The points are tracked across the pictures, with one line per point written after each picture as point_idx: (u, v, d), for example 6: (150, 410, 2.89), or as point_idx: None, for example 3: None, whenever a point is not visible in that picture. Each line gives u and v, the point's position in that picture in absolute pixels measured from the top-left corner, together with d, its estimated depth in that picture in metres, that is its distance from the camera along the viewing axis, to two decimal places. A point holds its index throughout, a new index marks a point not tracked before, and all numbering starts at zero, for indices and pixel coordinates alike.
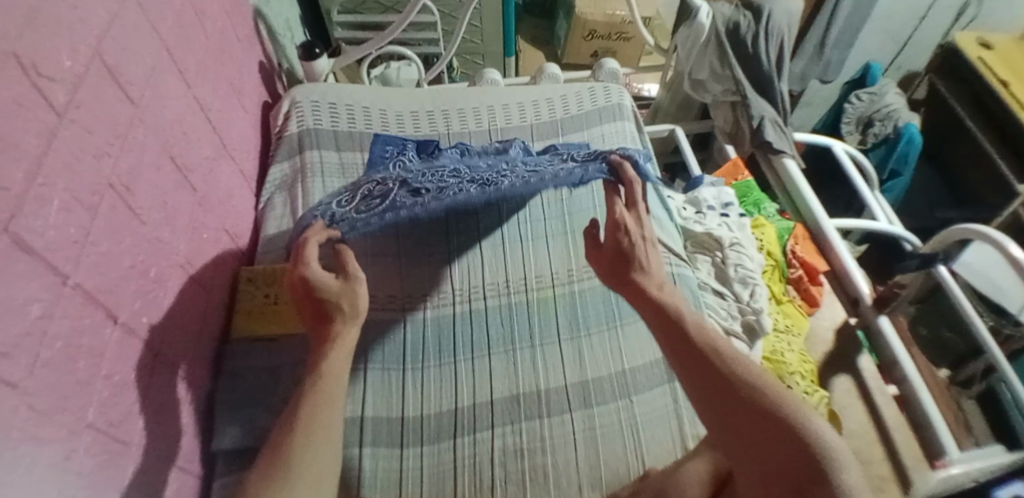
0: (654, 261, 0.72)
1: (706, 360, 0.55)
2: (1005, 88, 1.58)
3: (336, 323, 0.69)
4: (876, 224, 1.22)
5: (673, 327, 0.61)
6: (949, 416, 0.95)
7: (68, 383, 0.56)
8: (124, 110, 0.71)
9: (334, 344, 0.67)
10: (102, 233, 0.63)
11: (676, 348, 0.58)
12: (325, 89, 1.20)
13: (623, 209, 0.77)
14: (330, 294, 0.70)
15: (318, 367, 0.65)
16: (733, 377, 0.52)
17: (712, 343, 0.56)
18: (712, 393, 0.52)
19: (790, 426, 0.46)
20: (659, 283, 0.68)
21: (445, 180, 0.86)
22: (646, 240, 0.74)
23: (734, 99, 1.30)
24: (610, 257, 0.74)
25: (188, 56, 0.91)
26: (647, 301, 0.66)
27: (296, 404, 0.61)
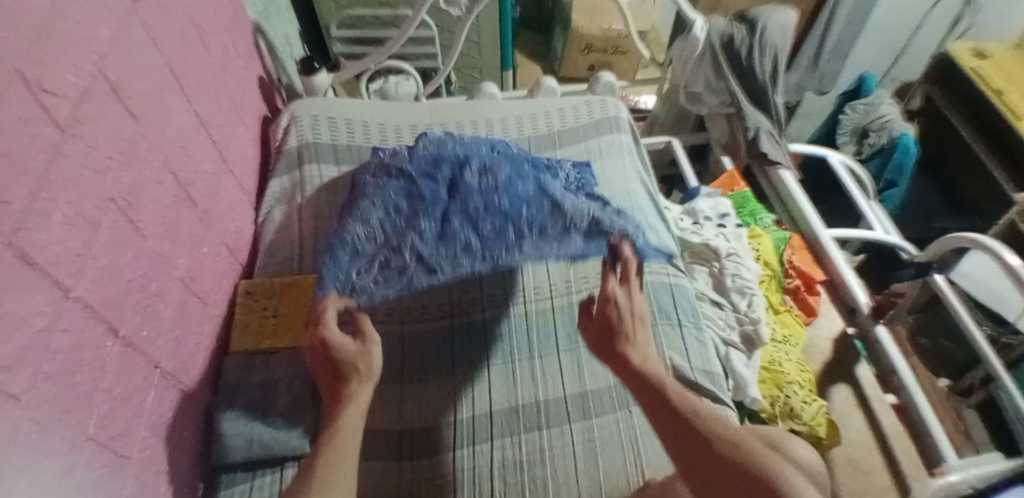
0: (642, 334, 0.73)
1: (689, 430, 0.60)
2: (1000, 97, 1.59)
3: (351, 384, 0.70)
4: (872, 234, 1.23)
5: (655, 397, 0.65)
6: (949, 425, 0.94)
7: (69, 396, 0.56)
8: (126, 125, 0.72)
9: (346, 406, 0.68)
10: (104, 246, 0.64)
11: (660, 418, 0.63)
12: (324, 103, 1.22)
13: (615, 284, 0.78)
14: (345, 355, 0.71)
15: (334, 426, 0.66)
16: (720, 442, 0.58)
17: (696, 413, 0.62)
18: (697, 463, 0.57)
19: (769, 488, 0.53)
20: (643, 355, 0.70)
21: (458, 256, 0.85)
22: (636, 316, 0.74)
23: (730, 111, 1.32)
24: (598, 328, 0.74)
25: (190, 73, 0.92)
26: (631, 375, 0.68)
27: (311, 465, 0.63)
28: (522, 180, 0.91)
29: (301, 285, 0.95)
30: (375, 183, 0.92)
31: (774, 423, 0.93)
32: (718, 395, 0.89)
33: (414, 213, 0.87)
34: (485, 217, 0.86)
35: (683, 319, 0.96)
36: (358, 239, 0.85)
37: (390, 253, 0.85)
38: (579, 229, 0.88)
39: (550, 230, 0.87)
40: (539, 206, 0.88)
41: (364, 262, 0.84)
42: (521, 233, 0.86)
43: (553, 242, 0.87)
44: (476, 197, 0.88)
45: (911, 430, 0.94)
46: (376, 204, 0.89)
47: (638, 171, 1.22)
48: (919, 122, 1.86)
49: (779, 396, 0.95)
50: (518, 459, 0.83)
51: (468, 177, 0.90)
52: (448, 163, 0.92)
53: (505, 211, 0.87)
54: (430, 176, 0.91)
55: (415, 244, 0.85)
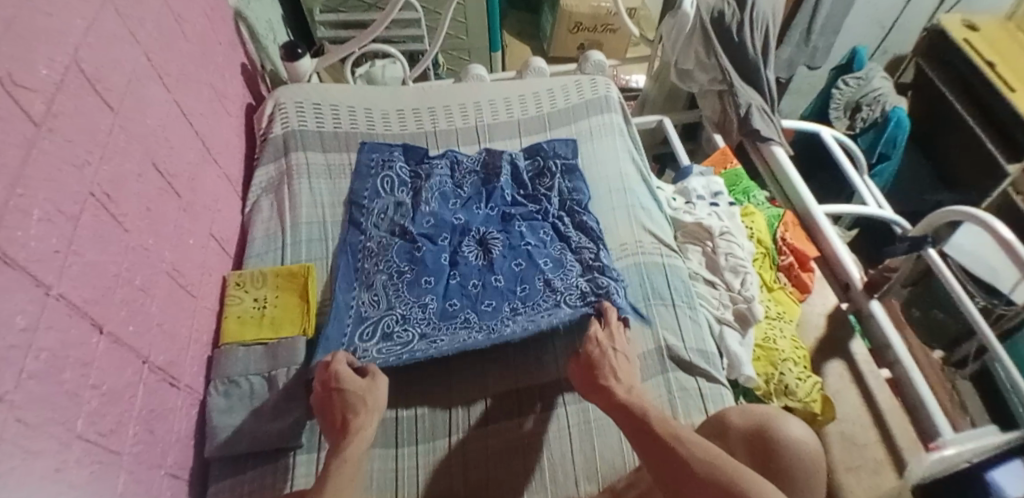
0: (623, 369, 0.79)
1: (667, 448, 0.62)
2: (990, 68, 1.59)
3: (357, 416, 0.73)
4: (865, 209, 1.22)
5: (637, 418, 0.68)
6: (943, 397, 0.93)
7: (57, 394, 0.55)
8: (103, 116, 0.70)
9: (353, 433, 0.71)
10: (86, 241, 0.63)
11: (640, 437, 0.66)
12: (309, 90, 1.19)
13: (597, 326, 0.83)
14: (354, 388, 0.76)
15: (341, 451, 0.68)
16: (695, 460, 0.60)
17: (677, 436, 0.63)
18: (675, 481, 0.60)
19: None
20: (628, 387, 0.76)
21: (456, 328, 0.89)
22: (617, 351, 0.81)
23: (721, 87, 1.30)
24: (583, 367, 0.80)
25: (169, 63, 0.90)
26: (615, 403, 0.72)
27: (324, 478, 0.64)
28: (516, 252, 0.98)
29: (294, 274, 0.95)
30: (379, 241, 0.99)
31: (769, 400, 0.93)
32: (712, 374, 0.89)
33: (416, 281, 0.94)
34: (483, 296, 0.93)
35: (676, 299, 0.97)
36: (362, 305, 0.92)
37: (393, 324, 0.89)
38: (569, 303, 0.90)
39: (542, 303, 0.91)
40: (531, 285, 0.94)
41: (366, 328, 0.89)
42: (515, 308, 0.91)
43: (545, 311, 0.90)
44: (472, 276, 0.96)
45: (905, 403, 0.94)
46: (381, 267, 0.95)
47: (630, 151, 1.20)
48: (911, 96, 1.84)
49: (774, 374, 0.94)
50: (512, 444, 0.83)
51: (466, 251, 0.99)
52: (449, 231, 1.01)
53: (501, 289, 0.94)
54: (432, 241, 0.99)
55: (417, 316, 0.90)
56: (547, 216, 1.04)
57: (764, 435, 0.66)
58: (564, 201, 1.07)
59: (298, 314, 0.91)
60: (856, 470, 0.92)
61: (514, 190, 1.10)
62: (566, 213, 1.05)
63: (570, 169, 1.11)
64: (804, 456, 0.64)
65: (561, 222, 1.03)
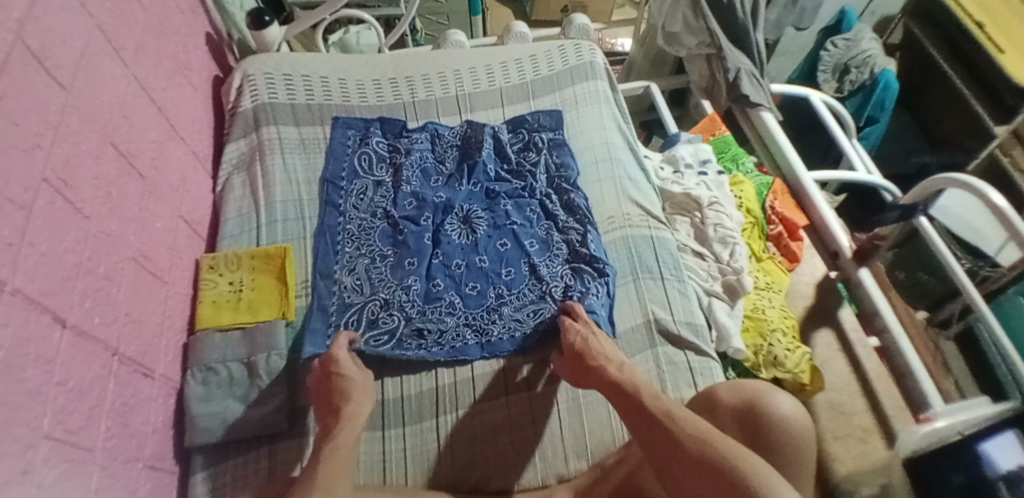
0: (609, 348, 0.78)
1: (661, 426, 0.61)
2: (979, 29, 1.55)
3: (348, 402, 0.73)
4: (854, 175, 1.20)
5: (629, 397, 0.67)
6: (929, 358, 0.93)
7: (16, 395, 0.52)
8: (54, 95, 0.65)
9: (346, 419, 0.71)
10: (42, 232, 0.59)
11: (633, 416, 0.65)
12: (278, 59, 1.13)
13: (572, 319, 0.82)
14: (349, 375, 0.76)
15: (331, 437, 0.69)
16: (687, 439, 0.58)
17: (668, 414, 0.62)
18: (666, 458, 0.59)
19: (737, 481, 0.53)
20: (619, 365, 0.74)
21: (443, 318, 0.87)
22: (597, 333, 0.80)
23: (710, 51, 1.24)
24: (569, 355, 0.78)
25: (124, 34, 0.84)
26: (608, 382, 0.71)
27: (316, 466, 0.65)
28: (501, 230, 0.96)
29: (271, 255, 0.92)
30: (359, 224, 0.96)
31: (757, 372, 0.93)
32: (701, 347, 0.88)
33: (399, 263, 0.91)
34: (468, 278, 0.91)
35: (664, 272, 0.95)
36: (344, 290, 0.90)
37: (377, 309, 0.87)
38: (555, 298, 0.89)
39: (526, 295, 0.90)
40: (516, 269, 0.92)
41: (351, 317, 0.86)
42: (501, 296, 0.90)
43: (531, 307, 0.88)
44: (455, 254, 0.93)
45: (893, 369, 0.94)
46: (363, 251, 0.93)
47: (616, 119, 1.16)
48: (899, 58, 1.81)
49: (762, 345, 0.93)
50: (501, 423, 0.82)
51: (449, 228, 0.96)
52: (431, 208, 0.98)
53: (486, 271, 0.92)
54: (414, 222, 0.96)
55: (401, 299, 0.88)
56: (532, 192, 1.01)
57: (754, 411, 0.65)
58: (551, 178, 1.03)
59: (275, 297, 0.88)
60: (844, 439, 0.93)
61: (497, 165, 1.06)
62: (553, 191, 1.02)
63: (558, 144, 1.07)
64: (793, 432, 0.63)
65: (546, 200, 1.00)
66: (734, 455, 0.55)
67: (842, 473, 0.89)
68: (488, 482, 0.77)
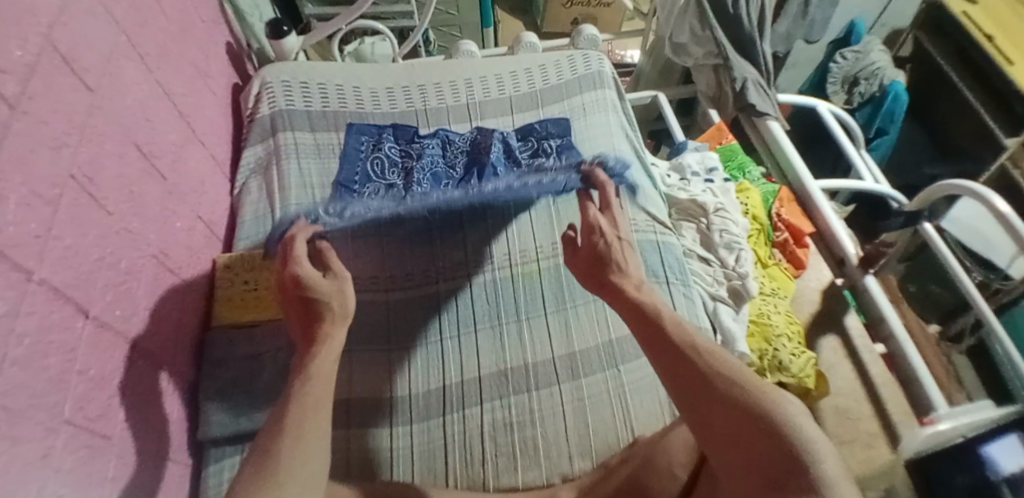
0: (632, 263, 0.70)
1: (684, 357, 0.52)
2: (990, 41, 1.56)
3: (322, 326, 0.65)
4: (861, 184, 1.20)
5: (650, 323, 0.58)
6: (938, 368, 0.93)
7: (40, 381, 0.54)
8: (80, 98, 0.68)
9: (321, 343, 0.62)
10: (66, 227, 0.61)
11: (654, 344, 0.55)
12: (295, 68, 1.17)
13: (597, 212, 0.75)
14: (321, 295, 0.67)
15: (305, 369, 0.60)
16: (718, 378, 0.49)
17: (694, 346, 0.53)
18: (690, 395, 0.50)
19: (772, 425, 0.43)
20: (637, 282, 0.66)
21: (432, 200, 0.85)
22: (622, 241, 0.72)
23: (716, 62, 1.28)
24: (588, 259, 0.72)
25: (148, 41, 0.88)
26: (625, 303, 0.63)
27: (285, 404, 0.57)
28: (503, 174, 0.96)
29: None
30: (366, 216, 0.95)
31: (763, 376, 0.93)
32: None
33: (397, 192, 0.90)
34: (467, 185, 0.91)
35: (670, 276, 0.96)
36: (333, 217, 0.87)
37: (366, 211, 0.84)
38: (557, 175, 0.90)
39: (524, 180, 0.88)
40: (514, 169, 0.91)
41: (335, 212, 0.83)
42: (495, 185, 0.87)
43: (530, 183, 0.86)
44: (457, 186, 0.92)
45: (900, 378, 0.94)
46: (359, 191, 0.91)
47: (623, 126, 1.19)
48: (909, 69, 1.80)
49: (768, 349, 0.94)
50: (508, 420, 0.83)
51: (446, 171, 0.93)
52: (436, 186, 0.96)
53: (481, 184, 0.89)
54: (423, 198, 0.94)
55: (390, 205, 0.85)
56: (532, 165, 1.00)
57: None
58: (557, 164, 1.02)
59: None
60: (849, 444, 0.92)
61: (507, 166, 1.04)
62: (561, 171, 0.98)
63: (566, 148, 1.09)
64: None
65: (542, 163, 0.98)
66: (771, 398, 0.45)
67: None
68: (494, 479, 0.79)
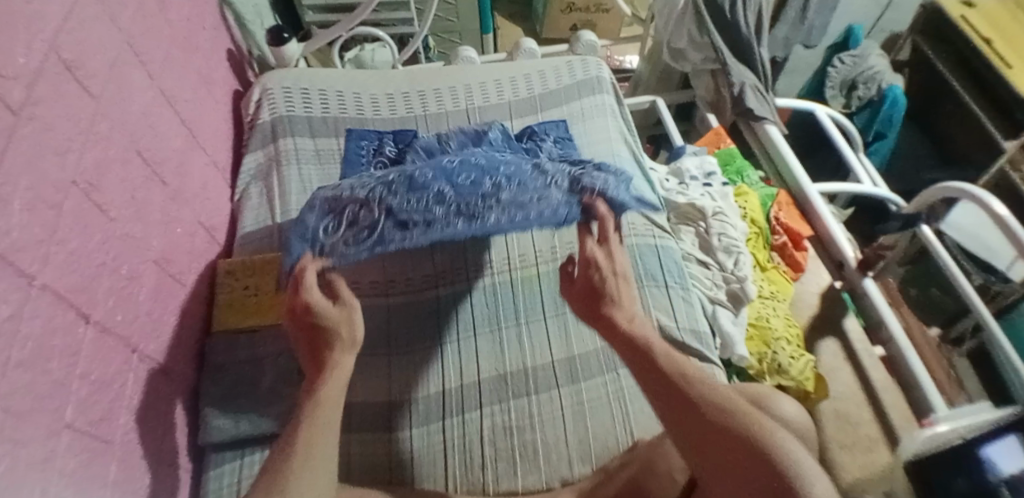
0: (628, 296, 0.68)
1: (674, 387, 0.53)
2: (987, 44, 1.56)
3: (332, 352, 0.66)
4: (860, 187, 1.20)
5: (641, 354, 0.58)
6: (939, 372, 0.93)
7: (44, 384, 0.55)
8: (85, 104, 0.69)
9: (328, 371, 0.64)
10: (70, 231, 0.62)
11: (645, 374, 0.56)
12: (296, 74, 1.18)
13: (594, 244, 0.73)
14: (328, 322, 0.67)
15: (314, 394, 0.62)
16: (705, 403, 0.50)
17: (684, 376, 0.54)
18: (681, 423, 0.50)
19: (763, 453, 0.44)
20: (630, 315, 0.65)
21: (431, 208, 0.75)
22: (619, 277, 0.70)
23: (714, 66, 1.29)
24: (582, 293, 0.71)
25: (151, 48, 0.88)
26: (618, 336, 0.62)
27: (295, 428, 0.58)
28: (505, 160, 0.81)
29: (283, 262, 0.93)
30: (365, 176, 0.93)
31: (761, 379, 0.93)
32: (705, 354, 0.89)
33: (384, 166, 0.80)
34: (461, 166, 0.78)
35: (669, 280, 0.96)
36: (325, 200, 0.80)
37: (356, 209, 0.77)
38: (561, 185, 0.82)
39: (530, 184, 0.80)
40: (519, 166, 0.81)
41: (330, 221, 0.77)
42: (501, 183, 0.78)
43: (535, 197, 0.80)
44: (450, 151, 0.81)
45: (900, 380, 0.94)
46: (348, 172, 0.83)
47: (622, 131, 1.19)
48: (906, 74, 1.81)
49: (767, 353, 0.94)
50: (504, 425, 0.83)
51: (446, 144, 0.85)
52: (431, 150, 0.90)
53: (483, 166, 0.79)
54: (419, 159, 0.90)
55: (382, 195, 0.76)
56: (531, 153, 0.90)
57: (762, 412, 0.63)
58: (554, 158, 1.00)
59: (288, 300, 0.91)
60: (849, 447, 0.94)
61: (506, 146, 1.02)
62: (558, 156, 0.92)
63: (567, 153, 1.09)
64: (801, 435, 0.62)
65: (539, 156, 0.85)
66: (761, 427, 0.46)
67: (847, 480, 0.91)
68: (492, 484, 0.79)
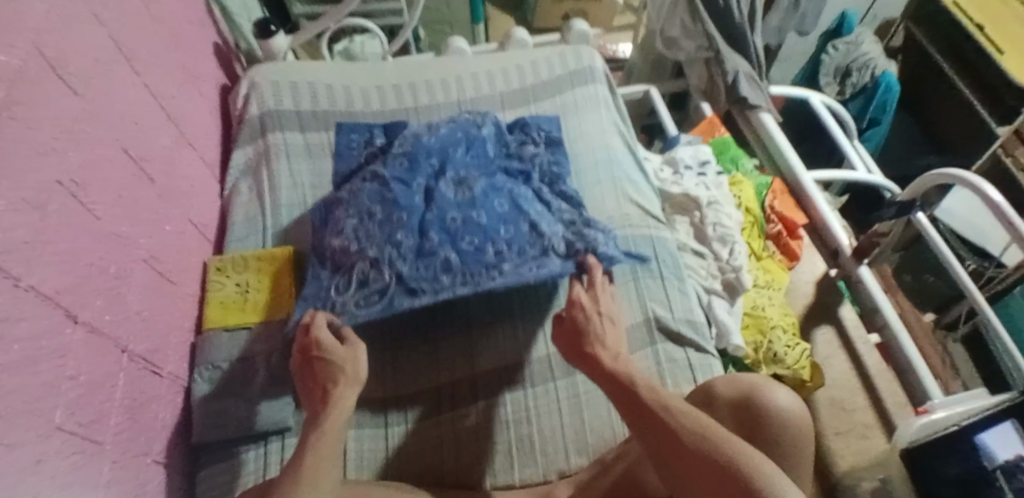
0: (610, 334, 0.72)
1: (657, 419, 0.57)
2: (980, 31, 1.55)
3: (337, 387, 0.69)
4: (855, 175, 1.20)
5: (623, 389, 0.62)
6: (934, 358, 0.93)
7: (34, 387, 0.54)
8: (68, 102, 0.68)
9: (332, 405, 0.67)
10: (55, 232, 0.61)
11: (628, 408, 0.60)
12: (284, 68, 1.16)
13: (581, 290, 0.78)
14: (335, 358, 0.72)
15: (318, 426, 0.64)
16: (684, 431, 0.54)
17: (665, 406, 0.57)
18: (668, 455, 0.54)
19: (743, 480, 0.48)
20: (614, 352, 0.69)
21: (439, 277, 0.83)
22: (603, 315, 0.75)
23: (707, 55, 1.26)
24: (568, 332, 0.74)
25: (135, 44, 0.87)
26: (602, 373, 0.66)
27: (302, 451, 0.61)
28: (504, 223, 0.88)
29: (275, 257, 0.93)
30: (350, 190, 0.92)
31: (757, 368, 0.94)
32: (701, 344, 0.89)
33: (387, 219, 0.85)
34: (464, 231, 0.85)
35: (664, 271, 0.96)
36: (335, 254, 0.86)
37: (367, 268, 0.83)
38: (558, 251, 0.87)
39: (528, 250, 0.87)
40: (516, 227, 0.88)
41: (342, 278, 0.84)
42: (500, 252, 0.85)
43: (532, 263, 0.86)
44: (450, 209, 0.87)
45: (896, 367, 0.94)
46: (350, 211, 0.87)
47: (615, 121, 1.18)
48: (899, 61, 1.81)
49: (762, 342, 0.94)
50: (500, 420, 0.83)
51: (442, 187, 0.90)
52: (423, 173, 0.92)
53: (483, 226, 0.86)
54: (405, 183, 0.89)
55: (391, 257, 0.83)
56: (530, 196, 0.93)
57: (753, 402, 0.64)
58: (543, 172, 0.99)
59: (280, 297, 0.91)
60: (844, 434, 0.94)
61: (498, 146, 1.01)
62: (547, 181, 0.98)
63: (554, 141, 1.04)
64: (791, 428, 0.62)
65: (536, 216, 0.90)
66: (743, 456, 0.50)
67: (841, 468, 0.91)
68: (487, 479, 0.79)
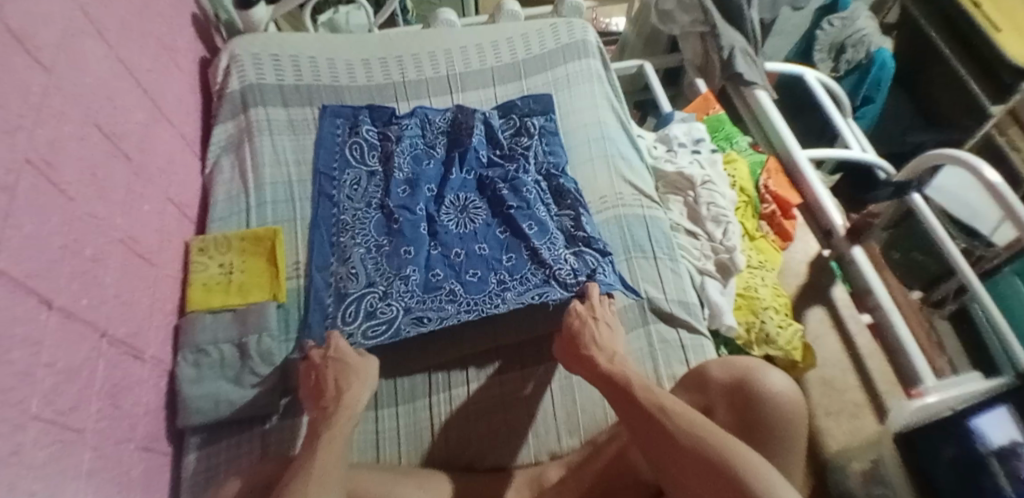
0: (607, 337, 0.74)
1: (651, 419, 0.57)
2: (976, 8, 1.54)
3: (349, 387, 0.70)
4: (847, 153, 1.18)
5: (618, 388, 0.63)
6: (920, 334, 0.92)
7: (6, 375, 0.52)
8: (36, 77, 0.64)
9: (344, 405, 0.67)
10: (25, 213, 0.58)
11: (623, 406, 0.60)
12: (265, 39, 1.12)
13: (577, 303, 0.79)
14: (346, 359, 0.73)
15: (330, 424, 0.65)
16: (679, 432, 0.54)
17: (661, 407, 0.57)
18: (662, 455, 0.54)
19: (735, 479, 0.48)
20: (610, 356, 0.70)
21: (444, 305, 0.84)
22: (598, 320, 0.76)
23: (702, 29, 1.24)
24: (565, 340, 0.76)
25: (108, 15, 0.82)
26: (598, 372, 0.67)
27: (312, 452, 0.60)
28: (506, 252, 0.90)
29: (260, 237, 0.92)
30: (353, 214, 0.94)
31: (750, 349, 0.93)
32: (693, 325, 0.88)
33: (395, 252, 0.88)
34: (467, 265, 0.89)
35: (657, 251, 0.95)
36: (340, 281, 0.86)
37: (376, 301, 0.83)
38: (559, 282, 0.86)
39: (529, 279, 0.87)
40: (517, 255, 0.90)
41: (349, 308, 0.83)
42: (503, 282, 0.87)
43: (532, 288, 0.86)
44: (455, 244, 0.91)
45: (886, 346, 0.94)
46: (358, 241, 0.90)
47: (609, 98, 1.16)
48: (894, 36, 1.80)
49: (755, 322, 0.94)
50: (495, 402, 0.82)
51: (444, 218, 0.94)
52: (424, 197, 0.94)
53: (486, 258, 0.90)
54: (409, 210, 0.92)
55: (399, 290, 0.84)
56: (529, 205, 0.94)
57: (747, 392, 0.64)
58: (540, 164, 1.01)
59: (266, 278, 0.88)
60: (835, 415, 0.94)
61: (489, 151, 1.04)
62: (542, 176, 1.00)
63: (549, 130, 1.06)
64: (788, 415, 0.61)
65: (537, 240, 0.90)
66: (735, 453, 0.50)
67: (833, 448, 0.90)
68: (480, 461, 0.78)
